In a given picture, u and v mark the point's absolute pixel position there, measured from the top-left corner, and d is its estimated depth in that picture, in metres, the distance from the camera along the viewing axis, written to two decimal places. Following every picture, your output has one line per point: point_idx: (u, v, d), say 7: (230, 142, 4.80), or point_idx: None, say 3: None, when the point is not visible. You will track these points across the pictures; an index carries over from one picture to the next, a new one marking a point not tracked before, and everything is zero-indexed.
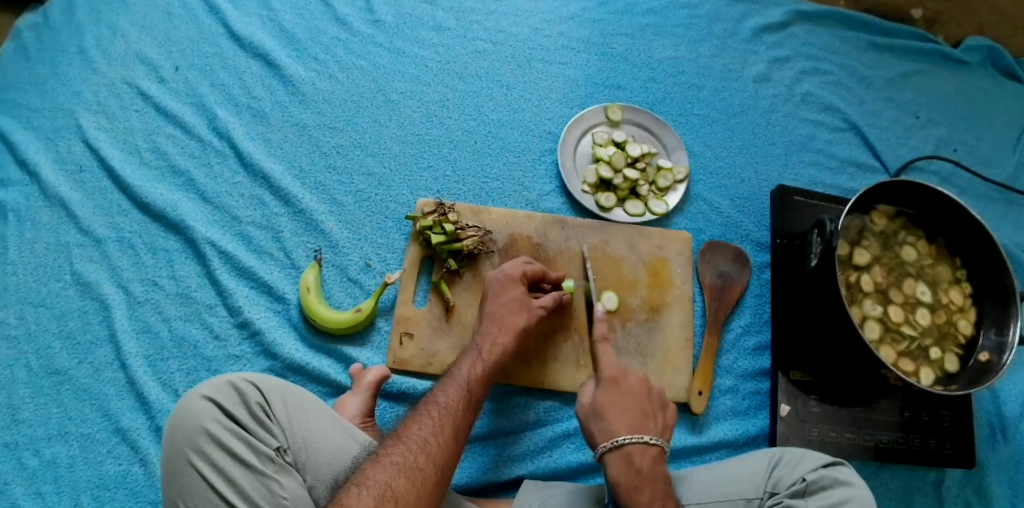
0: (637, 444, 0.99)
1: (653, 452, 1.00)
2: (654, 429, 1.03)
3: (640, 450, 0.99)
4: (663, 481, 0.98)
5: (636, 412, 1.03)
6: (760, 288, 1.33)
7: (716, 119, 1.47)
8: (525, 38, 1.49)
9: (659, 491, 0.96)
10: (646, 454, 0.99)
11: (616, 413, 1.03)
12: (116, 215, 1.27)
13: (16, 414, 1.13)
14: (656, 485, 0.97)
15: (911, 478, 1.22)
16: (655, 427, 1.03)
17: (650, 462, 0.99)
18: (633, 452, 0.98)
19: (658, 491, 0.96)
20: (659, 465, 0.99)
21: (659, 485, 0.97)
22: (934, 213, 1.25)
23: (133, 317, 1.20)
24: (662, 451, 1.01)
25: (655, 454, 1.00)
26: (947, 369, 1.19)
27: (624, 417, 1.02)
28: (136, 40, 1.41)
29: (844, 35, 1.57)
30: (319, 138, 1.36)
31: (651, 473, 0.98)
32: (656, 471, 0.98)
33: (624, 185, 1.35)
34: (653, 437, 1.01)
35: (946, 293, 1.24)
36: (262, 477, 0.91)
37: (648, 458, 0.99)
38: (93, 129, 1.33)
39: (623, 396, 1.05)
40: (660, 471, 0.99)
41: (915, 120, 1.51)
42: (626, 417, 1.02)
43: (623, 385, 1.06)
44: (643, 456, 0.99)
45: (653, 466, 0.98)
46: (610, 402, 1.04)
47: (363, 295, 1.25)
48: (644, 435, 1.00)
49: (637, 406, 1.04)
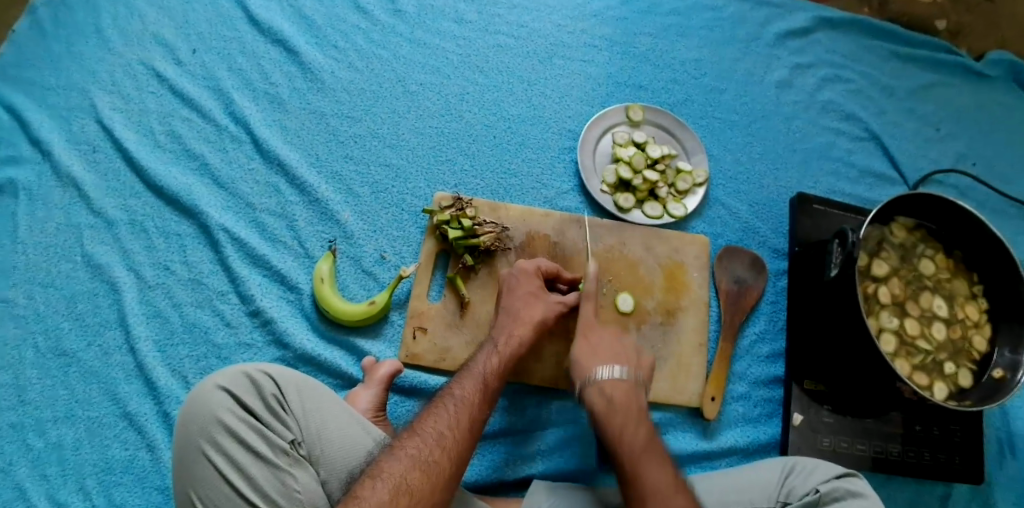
0: (608, 379, 1.05)
1: (624, 383, 1.04)
2: (628, 363, 1.08)
3: (611, 383, 1.04)
4: (637, 409, 1.02)
5: (611, 353, 1.08)
6: (776, 296, 1.32)
7: (737, 123, 1.46)
8: (547, 34, 1.47)
9: (630, 418, 1.01)
10: (617, 386, 1.04)
11: (590, 354, 1.09)
12: (130, 198, 1.25)
13: (22, 395, 1.11)
14: (627, 414, 1.01)
15: (919, 491, 1.22)
16: (630, 363, 1.08)
17: (622, 393, 1.03)
18: (605, 386, 1.04)
19: (629, 417, 1.01)
20: (633, 396, 1.04)
21: (631, 412, 1.02)
22: (954, 227, 1.25)
23: (143, 301, 1.18)
24: (636, 384, 1.06)
25: (627, 387, 1.04)
26: (960, 385, 1.18)
27: (597, 357, 1.08)
28: (154, 21, 1.39)
29: (868, 44, 1.55)
30: (336, 127, 1.34)
31: (623, 402, 1.02)
32: (629, 400, 1.03)
33: (643, 187, 1.34)
34: (626, 370, 1.06)
35: (962, 308, 1.23)
36: (276, 471, 0.90)
37: (621, 389, 1.04)
38: (108, 109, 1.31)
39: (596, 339, 1.11)
40: (633, 399, 1.03)
41: (935, 132, 1.50)
42: (599, 355, 1.08)
43: (593, 336, 1.11)
44: (614, 388, 1.04)
45: (626, 397, 1.03)
46: (584, 348, 1.10)
47: (377, 287, 1.24)
48: (616, 370, 1.05)
49: (610, 347, 1.10)
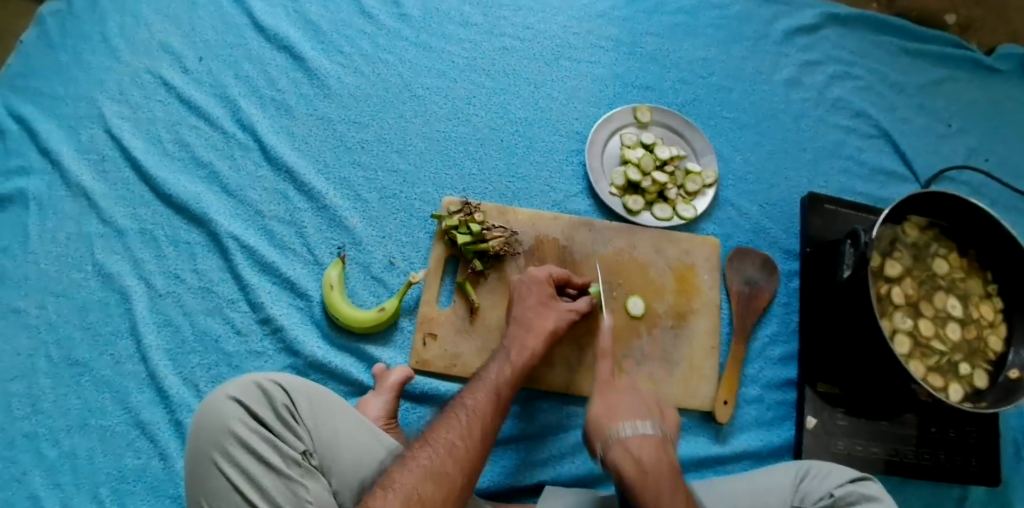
0: (634, 436, 0.97)
1: (652, 441, 0.97)
2: (652, 417, 1.01)
3: (637, 440, 0.97)
4: (670, 470, 0.95)
5: (634, 410, 1.01)
6: (788, 297, 1.31)
7: (746, 122, 1.45)
8: (553, 35, 1.46)
9: (664, 483, 0.93)
10: (644, 444, 0.96)
11: (610, 413, 1.01)
12: (139, 207, 1.26)
13: (36, 404, 1.12)
14: (659, 476, 0.94)
15: (935, 493, 1.21)
16: (656, 417, 1.01)
17: (650, 452, 0.96)
18: (631, 445, 0.96)
19: (662, 482, 0.93)
20: (663, 453, 0.96)
21: (664, 477, 0.94)
22: (968, 226, 1.23)
23: (154, 310, 1.19)
24: (664, 439, 0.98)
25: (655, 443, 0.97)
26: (976, 385, 1.17)
27: (620, 415, 1.00)
28: (161, 29, 1.39)
29: (878, 41, 1.54)
30: (343, 133, 1.34)
31: (653, 463, 0.95)
32: (659, 460, 0.95)
33: (652, 189, 1.33)
34: (652, 426, 0.99)
35: (977, 308, 1.22)
36: (288, 481, 0.90)
37: (649, 447, 0.96)
38: (117, 118, 1.31)
39: (616, 396, 1.04)
40: (663, 458, 0.96)
41: (947, 129, 1.48)
42: (620, 412, 1.01)
43: (612, 393, 1.05)
44: (642, 446, 0.96)
45: (655, 455, 0.96)
46: (603, 407, 1.03)
47: (387, 293, 1.23)
48: (641, 427, 0.98)
49: (632, 403, 1.02)
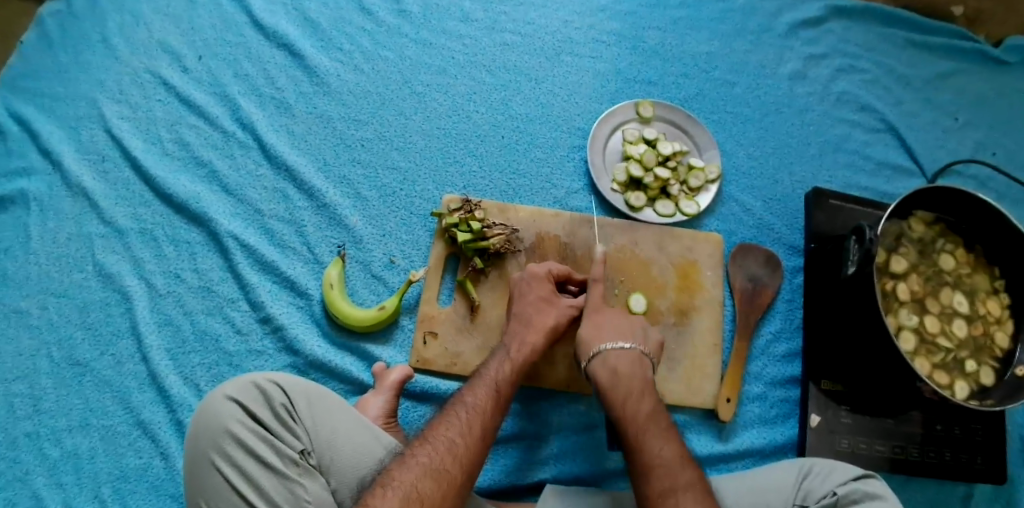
0: (613, 349, 1.06)
1: (630, 355, 1.06)
2: (634, 336, 1.10)
3: (615, 352, 1.06)
4: (642, 381, 1.04)
5: (619, 328, 1.10)
6: (792, 293, 1.30)
7: (749, 117, 1.43)
8: (555, 31, 1.45)
9: (634, 388, 1.02)
10: (622, 356, 1.06)
11: (596, 329, 1.10)
12: (139, 206, 1.25)
13: (38, 404, 1.12)
14: (632, 385, 1.02)
15: (941, 491, 1.19)
16: (636, 338, 1.10)
17: (627, 363, 1.05)
18: (609, 356, 1.06)
19: (633, 388, 1.02)
20: (638, 367, 1.05)
21: (635, 383, 1.03)
22: (974, 221, 1.21)
23: (155, 310, 1.19)
24: (641, 355, 1.07)
25: (632, 357, 1.06)
26: (982, 383, 1.16)
27: (604, 332, 1.09)
28: (160, 28, 1.39)
29: (884, 33, 1.52)
30: (343, 130, 1.33)
31: (627, 372, 1.04)
32: (633, 372, 1.04)
33: (655, 185, 1.31)
34: (631, 343, 1.08)
35: (983, 304, 1.20)
36: (286, 481, 0.90)
37: (626, 360, 1.05)
38: (117, 118, 1.31)
39: (602, 314, 1.12)
40: (637, 370, 1.05)
41: (954, 122, 1.46)
42: (605, 328, 1.10)
43: (601, 313, 1.12)
44: (619, 358, 1.05)
45: (631, 367, 1.04)
46: (590, 322, 1.11)
47: (387, 292, 1.23)
48: (621, 340, 1.08)
49: (617, 322, 1.11)
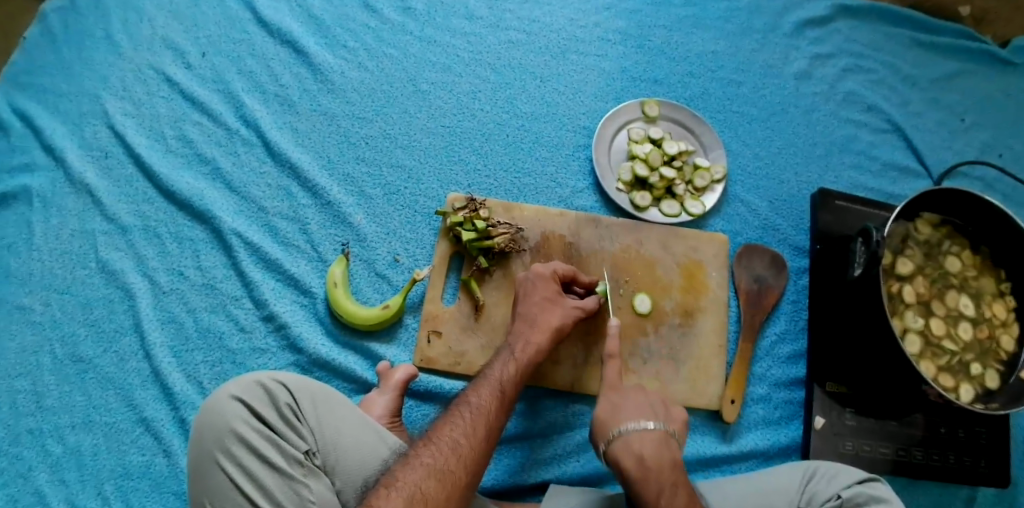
0: (636, 433, 0.98)
1: (655, 438, 0.98)
2: (657, 414, 1.02)
3: (639, 438, 0.97)
4: (672, 467, 0.96)
5: (640, 406, 1.02)
6: (797, 294, 1.29)
7: (755, 117, 1.43)
8: (560, 29, 1.44)
9: (666, 480, 0.94)
10: (646, 441, 0.97)
11: (614, 409, 1.02)
12: (142, 203, 1.25)
13: (41, 401, 1.12)
14: (661, 472, 0.95)
15: (944, 493, 1.19)
16: (659, 415, 1.02)
17: (653, 448, 0.97)
18: (633, 442, 0.97)
19: (664, 481, 0.94)
20: (666, 449, 0.97)
21: (666, 473, 0.95)
22: (981, 223, 1.21)
23: (158, 307, 1.18)
24: (667, 434, 0.99)
25: (658, 440, 0.98)
26: (987, 386, 1.15)
27: (624, 413, 1.01)
28: (164, 24, 1.38)
29: (890, 33, 1.51)
30: (347, 128, 1.33)
31: (656, 461, 0.96)
32: (661, 456, 0.96)
33: (660, 184, 1.31)
34: (655, 422, 0.99)
35: (989, 307, 1.20)
36: (290, 481, 0.90)
37: (650, 444, 0.97)
38: (120, 114, 1.31)
39: (620, 395, 1.04)
40: (666, 454, 0.97)
41: (960, 123, 1.45)
42: (625, 408, 1.02)
43: (619, 392, 1.05)
44: (644, 443, 0.97)
45: (659, 453, 0.96)
46: (609, 404, 1.03)
47: (391, 290, 1.22)
48: (644, 423, 0.99)
49: (636, 401, 1.03)
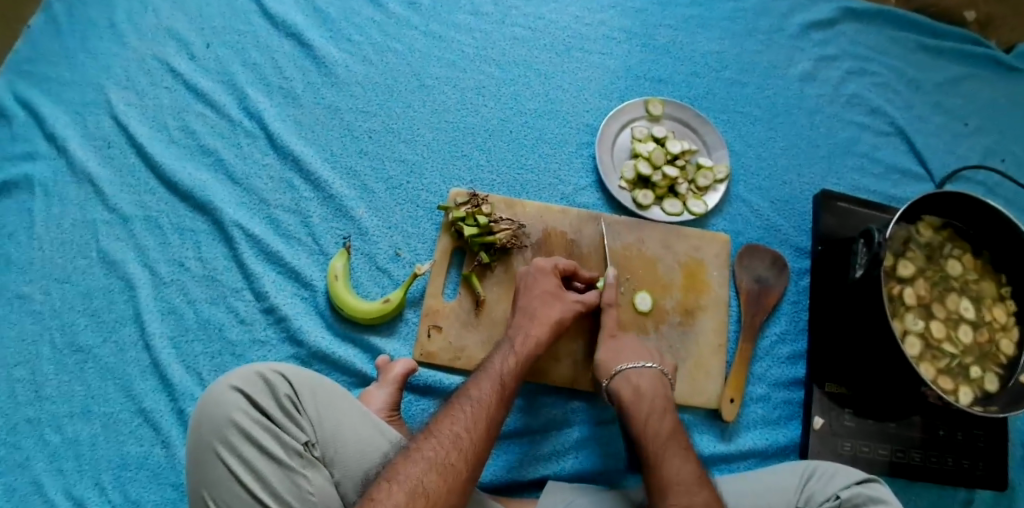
0: (634, 370, 1.08)
1: (651, 374, 1.08)
2: (655, 359, 1.12)
3: (637, 372, 1.08)
4: (664, 399, 1.06)
5: (639, 347, 1.12)
6: (797, 295, 1.29)
7: (759, 117, 1.43)
8: (565, 26, 1.44)
9: (657, 406, 1.04)
10: (644, 375, 1.08)
11: (613, 351, 1.12)
12: (145, 194, 1.25)
13: (39, 390, 1.12)
14: (654, 401, 1.05)
15: (942, 496, 1.19)
16: (655, 358, 1.12)
17: (649, 382, 1.07)
18: (631, 375, 1.07)
19: (656, 405, 1.04)
20: (660, 386, 1.07)
21: (658, 401, 1.05)
22: (983, 227, 1.21)
23: (158, 298, 1.18)
24: (662, 374, 1.09)
25: (654, 377, 1.08)
26: (986, 389, 1.15)
27: (623, 354, 1.11)
28: (168, 15, 1.38)
29: (895, 36, 1.51)
30: (350, 122, 1.32)
31: (650, 391, 1.06)
32: (656, 389, 1.06)
33: (662, 183, 1.31)
34: (652, 363, 1.10)
35: (989, 310, 1.20)
36: (289, 472, 0.90)
37: (647, 379, 1.07)
38: (123, 104, 1.30)
39: (619, 339, 1.14)
40: (660, 388, 1.07)
41: (963, 127, 1.45)
42: (625, 352, 1.11)
43: (617, 338, 1.14)
44: (641, 377, 1.07)
45: (653, 386, 1.07)
46: (608, 346, 1.12)
47: (391, 284, 1.22)
48: (642, 362, 1.09)
49: (635, 344, 1.13)
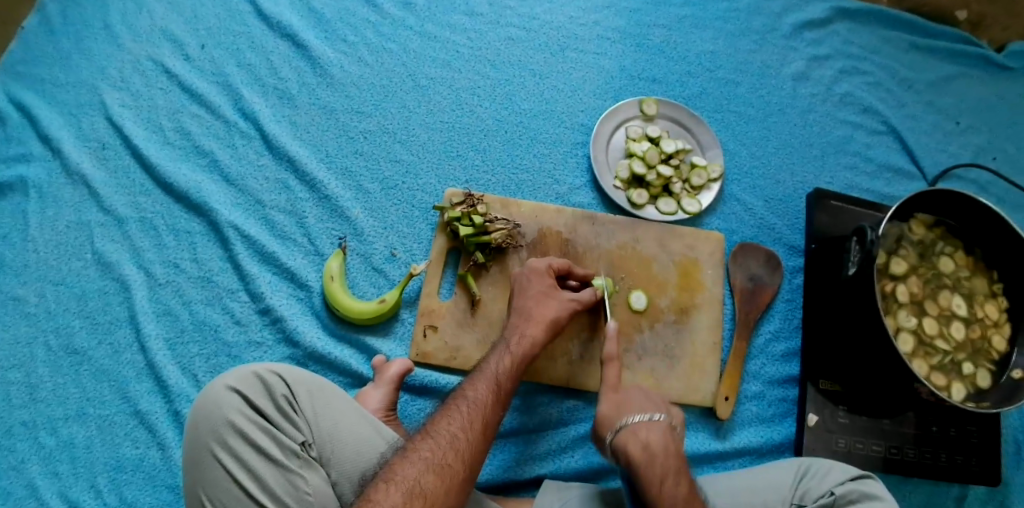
0: (641, 423, 0.99)
1: (660, 428, 0.98)
2: (662, 408, 1.02)
3: (645, 427, 0.98)
4: (676, 457, 0.96)
5: (643, 397, 1.03)
6: (791, 293, 1.30)
7: (752, 117, 1.43)
8: (560, 26, 1.45)
9: (670, 467, 0.94)
10: (653, 429, 0.98)
11: (617, 403, 1.03)
12: (139, 195, 1.25)
13: (34, 393, 1.11)
14: (667, 461, 0.95)
15: (935, 491, 1.20)
16: (663, 407, 1.03)
17: (659, 437, 0.97)
18: (639, 430, 0.98)
19: (669, 466, 0.94)
20: (671, 440, 0.98)
21: (671, 461, 0.95)
22: (974, 224, 1.22)
23: (153, 299, 1.18)
24: (672, 427, 1.00)
25: (664, 430, 0.98)
26: (978, 386, 1.16)
27: (629, 406, 1.02)
28: (162, 16, 1.38)
29: (887, 35, 1.52)
30: (346, 123, 1.33)
31: (661, 449, 0.96)
32: (667, 445, 0.97)
33: (657, 182, 1.31)
34: (661, 414, 1.00)
35: (981, 307, 1.21)
36: (286, 472, 0.90)
37: (657, 433, 0.98)
38: (117, 106, 1.30)
39: (623, 390, 1.05)
40: (671, 445, 0.97)
41: (955, 126, 1.46)
42: (631, 402, 1.02)
43: (621, 389, 1.05)
44: (650, 432, 0.97)
45: (664, 442, 0.97)
46: (613, 398, 1.03)
47: (387, 285, 1.22)
48: (650, 414, 1.00)
49: (640, 394, 1.04)
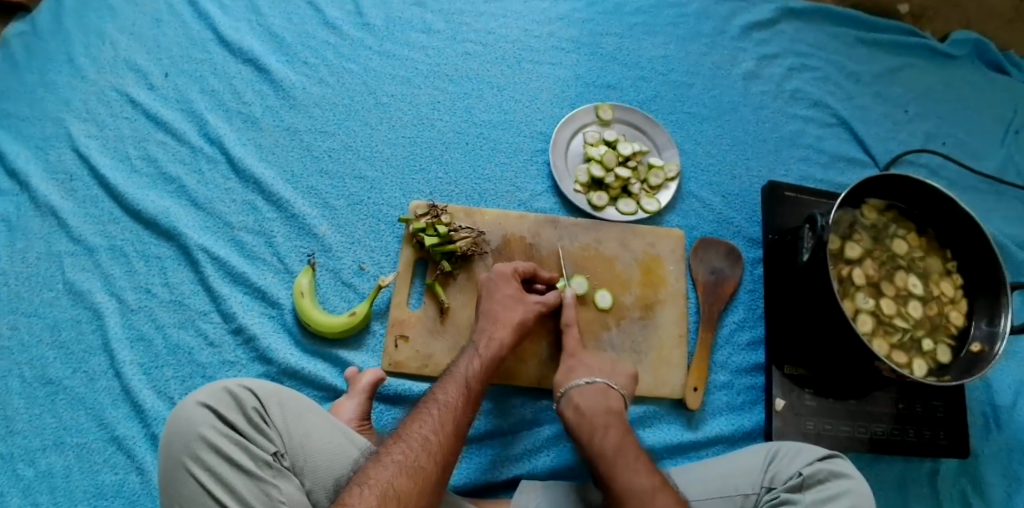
0: (578, 387, 1.10)
1: (592, 389, 1.09)
2: (605, 372, 1.12)
3: (578, 391, 1.09)
4: (606, 413, 1.06)
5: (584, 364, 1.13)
6: (753, 284, 1.34)
7: (706, 116, 1.48)
8: (515, 39, 1.49)
9: (598, 422, 1.04)
10: (585, 392, 1.09)
11: (566, 370, 1.13)
12: (108, 224, 1.27)
13: (11, 425, 1.12)
14: (595, 417, 1.05)
15: (906, 468, 1.23)
16: (606, 371, 1.13)
17: (590, 398, 1.08)
18: (573, 395, 1.09)
19: (597, 422, 1.04)
20: (603, 399, 1.08)
21: (599, 417, 1.05)
22: (925, 206, 1.26)
23: (127, 325, 1.20)
24: (606, 388, 1.10)
25: (596, 392, 1.09)
26: (939, 361, 1.20)
27: (573, 372, 1.12)
28: (126, 47, 1.41)
29: (832, 32, 1.58)
30: (309, 143, 1.36)
31: (591, 408, 1.06)
32: (597, 405, 1.07)
33: (616, 184, 1.35)
34: (596, 378, 1.11)
35: (937, 285, 1.25)
36: (259, 482, 0.91)
37: (589, 396, 1.08)
38: (84, 136, 1.33)
39: (573, 358, 1.15)
40: (602, 404, 1.07)
41: (904, 114, 1.52)
42: (574, 370, 1.12)
43: (576, 355, 1.15)
44: (581, 394, 1.08)
45: (594, 402, 1.07)
46: (564, 366, 1.14)
47: (357, 298, 1.25)
48: (590, 379, 1.10)
49: (586, 361, 1.14)
